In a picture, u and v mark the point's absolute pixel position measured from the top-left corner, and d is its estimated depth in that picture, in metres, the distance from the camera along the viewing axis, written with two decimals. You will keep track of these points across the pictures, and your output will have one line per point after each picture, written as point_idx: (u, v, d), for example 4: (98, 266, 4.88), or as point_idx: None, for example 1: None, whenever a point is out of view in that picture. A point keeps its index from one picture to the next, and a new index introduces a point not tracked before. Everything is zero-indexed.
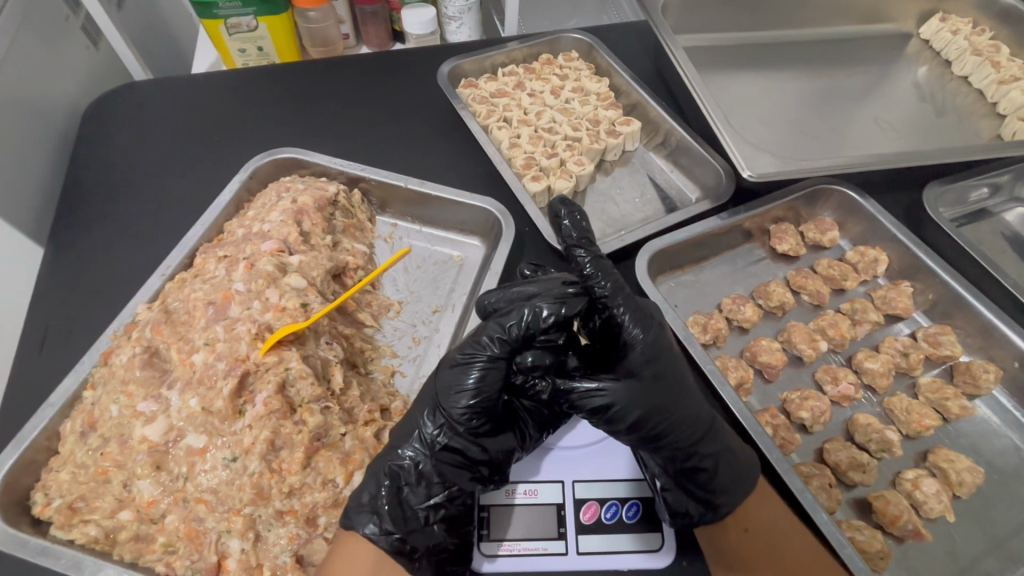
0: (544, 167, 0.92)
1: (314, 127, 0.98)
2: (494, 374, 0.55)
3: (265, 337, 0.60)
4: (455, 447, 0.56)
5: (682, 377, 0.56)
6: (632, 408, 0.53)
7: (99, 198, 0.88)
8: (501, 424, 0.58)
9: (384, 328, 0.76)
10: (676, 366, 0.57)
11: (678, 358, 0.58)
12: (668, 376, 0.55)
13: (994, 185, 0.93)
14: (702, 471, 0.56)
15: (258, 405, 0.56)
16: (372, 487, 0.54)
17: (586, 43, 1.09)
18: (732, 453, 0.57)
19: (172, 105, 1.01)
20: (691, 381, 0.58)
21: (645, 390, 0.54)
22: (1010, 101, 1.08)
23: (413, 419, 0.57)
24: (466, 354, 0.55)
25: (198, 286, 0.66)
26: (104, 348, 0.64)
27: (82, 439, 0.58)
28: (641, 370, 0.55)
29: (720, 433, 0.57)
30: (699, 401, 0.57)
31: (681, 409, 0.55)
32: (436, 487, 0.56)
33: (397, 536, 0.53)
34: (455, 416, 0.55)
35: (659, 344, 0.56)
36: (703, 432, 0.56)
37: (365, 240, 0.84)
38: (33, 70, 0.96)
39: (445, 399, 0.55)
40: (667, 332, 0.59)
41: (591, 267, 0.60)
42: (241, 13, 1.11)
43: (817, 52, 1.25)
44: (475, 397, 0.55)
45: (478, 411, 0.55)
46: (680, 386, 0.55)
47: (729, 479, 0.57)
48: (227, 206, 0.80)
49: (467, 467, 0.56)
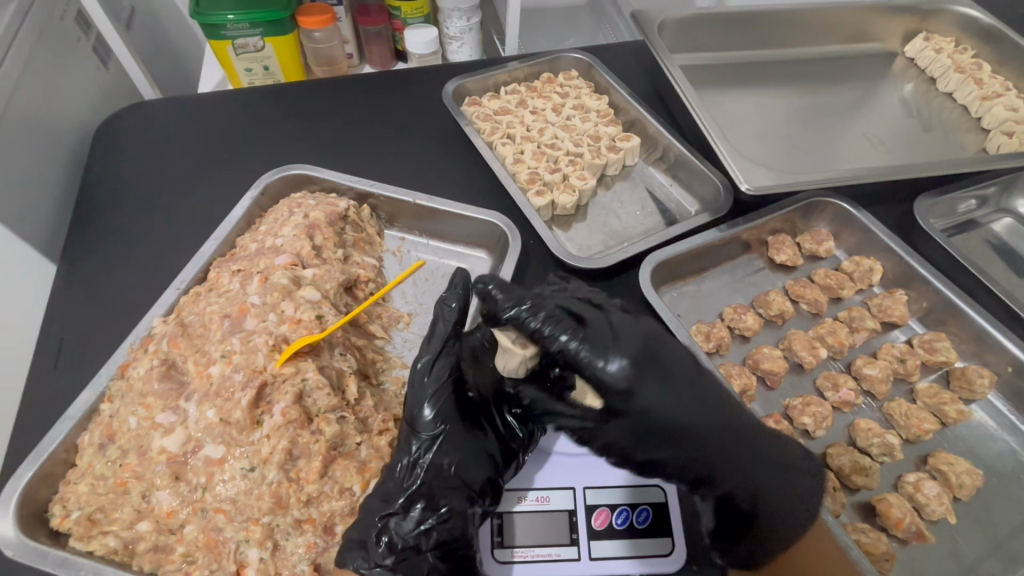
0: (548, 182, 0.95)
1: (322, 145, 1.00)
2: (444, 364, 0.61)
3: (282, 348, 0.61)
4: (441, 465, 0.57)
5: (692, 410, 0.59)
6: (640, 448, 0.60)
7: (111, 214, 0.90)
8: (483, 440, 0.60)
9: (394, 339, 0.78)
10: (682, 401, 0.59)
11: (683, 386, 0.60)
12: (672, 412, 0.59)
13: (982, 196, 0.97)
14: (735, 498, 0.60)
15: (276, 415, 0.57)
16: (368, 511, 0.55)
17: (585, 62, 1.12)
18: (764, 459, 0.60)
19: (182, 124, 1.03)
20: (705, 409, 0.60)
21: (637, 426, 0.59)
22: (993, 116, 1.13)
23: (395, 457, 0.58)
24: (418, 385, 0.60)
25: (213, 299, 0.68)
26: (121, 361, 0.65)
27: (101, 451, 0.59)
28: (629, 412, 0.59)
29: (750, 459, 0.59)
30: (715, 434, 0.59)
31: (689, 446, 0.59)
32: (428, 510, 0.55)
33: (390, 563, 0.52)
34: (429, 428, 0.58)
35: (654, 380, 0.59)
36: (726, 464, 0.59)
37: (374, 254, 0.86)
38: (46, 90, 0.98)
39: (415, 418, 0.59)
40: (666, 361, 0.60)
41: (541, 325, 0.59)
42: (249, 34, 1.14)
43: (808, 70, 1.29)
44: (438, 408, 0.59)
45: (447, 420, 0.59)
46: (687, 420, 0.59)
47: (770, 494, 0.59)
48: (239, 221, 0.81)
49: (454, 486, 0.56)
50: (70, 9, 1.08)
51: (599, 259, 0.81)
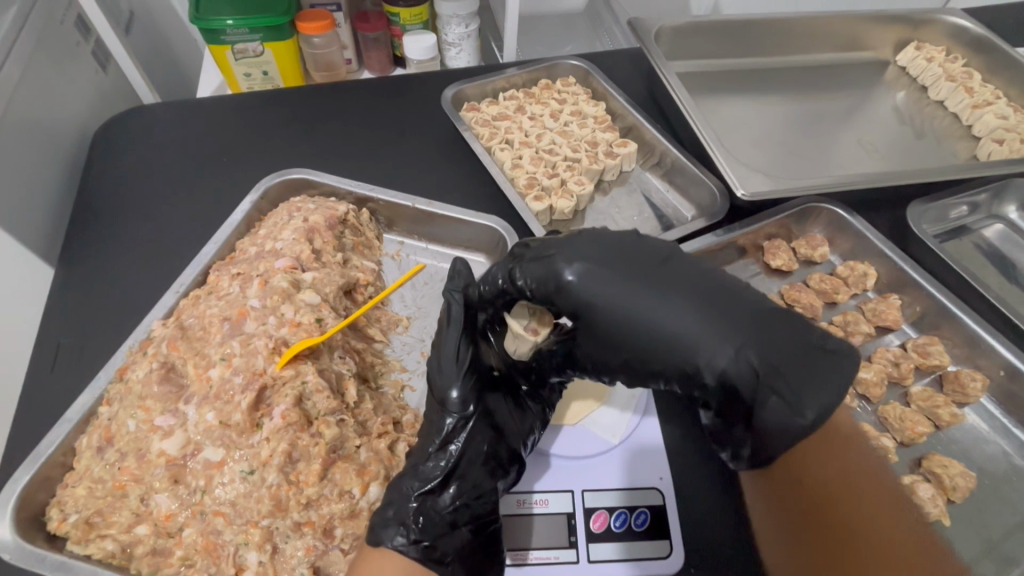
0: (546, 187, 0.96)
1: (321, 149, 1.01)
2: (466, 347, 0.64)
3: (282, 351, 0.61)
4: (473, 443, 0.61)
5: (651, 292, 0.56)
6: (615, 356, 0.58)
7: (109, 217, 0.90)
8: (506, 419, 0.63)
9: (393, 343, 0.78)
10: (628, 286, 0.56)
11: (642, 276, 0.56)
12: (618, 296, 0.56)
13: (973, 203, 0.98)
14: (726, 382, 0.52)
15: (276, 418, 0.57)
16: (402, 494, 0.57)
17: (583, 69, 1.13)
18: (758, 331, 0.51)
19: (181, 128, 1.04)
20: (669, 288, 0.55)
21: (597, 328, 0.58)
22: (983, 124, 1.15)
23: (424, 441, 0.61)
24: (441, 370, 0.62)
25: (213, 302, 0.68)
26: (119, 364, 0.65)
27: (99, 454, 0.59)
28: (590, 317, 0.58)
29: (728, 329, 0.52)
30: (685, 314, 0.54)
31: (654, 335, 0.55)
32: (463, 488, 0.59)
33: (425, 544, 0.55)
34: (459, 409, 0.61)
35: (597, 272, 0.57)
36: (698, 344, 0.52)
37: (373, 257, 0.86)
38: (44, 93, 0.98)
39: (444, 400, 0.62)
40: (615, 252, 0.59)
41: (524, 279, 0.60)
42: (249, 39, 1.15)
43: (802, 78, 1.31)
44: (464, 391, 0.61)
45: (474, 402, 0.62)
46: (638, 300, 0.55)
47: (776, 373, 0.49)
48: (239, 225, 0.82)
49: (486, 464, 0.60)
50: (70, 13, 1.09)
51: None
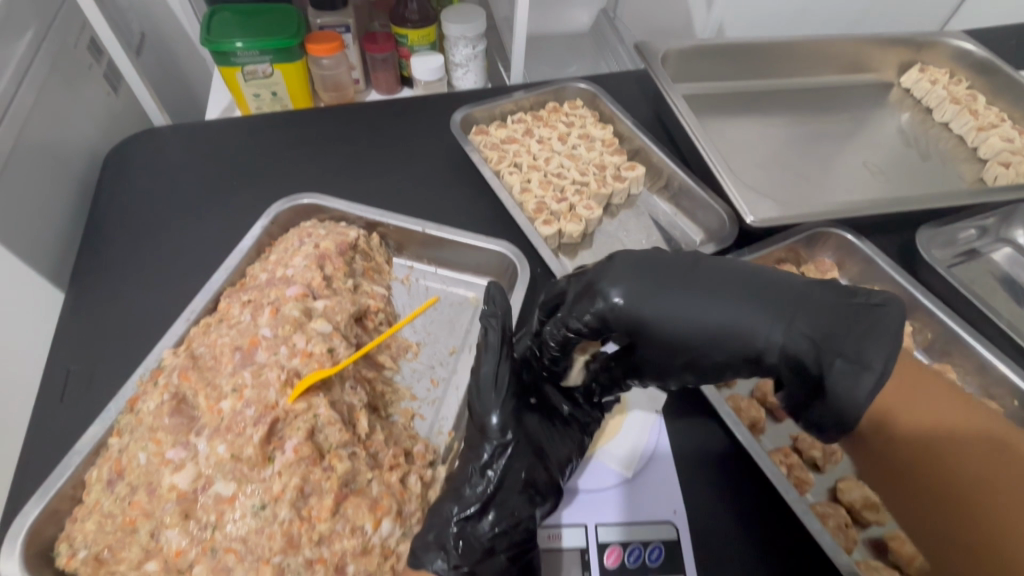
0: (555, 212, 0.96)
1: (330, 172, 1.01)
2: (506, 371, 0.65)
3: (294, 383, 0.61)
4: (512, 470, 0.61)
5: (690, 295, 0.54)
6: (670, 361, 0.56)
7: (119, 242, 0.90)
8: (547, 444, 0.64)
9: (403, 370, 0.78)
10: (671, 295, 0.54)
11: (683, 280, 0.54)
12: (664, 300, 0.54)
13: (981, 227, 0.98)
14: (794, 362, 0.49)
15: (288, 452, 0.57)
16: (443, 517, 0.59)
17: (590, 92, 1.14)
18: (800, 302, 0.50)
19: (192, 151, 1.04)
20: (711, 280, 0.54)
21: (649, 339, 0.56)
22: (989, 147, 1.15)
23: (465, 469, 0.63)
24: (483, 395, 0.64)
25: (224, 331, 0.68)
26: (129, 394, 0.65)
27: (108, 488, 0.58)
28: (636, 333, 0.56)
29: (778, 309, 0.50)
30: (734, 303, 0.51)
31: (710, 333, 0.52)
32: (501, 514, 0.60)
33: (464, 569, 0.57)
34: (498, 435, 0.63)
35: (634, 287, 0.56)
36: (753, 329, 0.50)
37: (383, 282, 0.86)
38: (56, 118, 0.99)
39: (484, 426, 0.63)
40: (646, 264, 0.57)
41: (551, 337, 0.62)
42: (258, 61, 1.16)
43: (807, 100, 1.32)
44: (503, 417, 0.63)
45: (513, 428, 0.63)
46: (686, 299, 0.54)
47: (829, 338, 0.47)
48: (249, 250, 0.82)
49: (524, 491, 0.61)
50: (83, 37, 1.10)
51: None
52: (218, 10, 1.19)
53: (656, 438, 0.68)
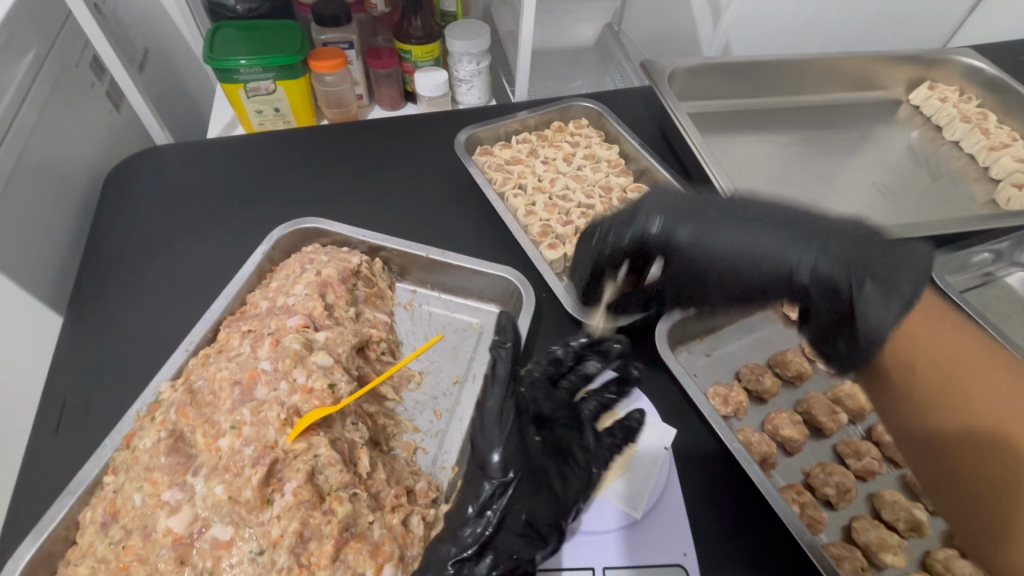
0: (560, 235, 0.94)
1: (332, 194, 1.00)
2: (510, 405, 0.66)
3: (294, 422, 0.60)
4: (512, 511, 0.60)
5: (732, 223, 0.62)
6: (702, 276, 0.64)
7: (118, 265, 0.89)
8: (552, 482, 0.62)
9: (405, 401, 0.76)
10: (715, 224, 0.62)
11: (727, 209, 0.63)
12: (707, 224, 0.62)
13: (995, 251, 0.96)
14: (823, 284, 0.58)
15: (287, 494, 0.55)
16: (440, 560, 0.57)
17: (595, 111, 1.13)
18: (827, 232, 0.60)
19: (193, 171, 1.03)
20: (755, 214, 0.62)
21: (685, 264, 0.64)
22: (1001, 167, 1.13)
23: (463, 508, 0.61)
24: (488, 429, 0.64)
25: (223, 363, 0.66)
26: (126, 430, 0.64)
27: (103, 530, 0.57)
28: (671, 254, 0.65)
29: (814, 238, 0.59)
30: (772, 233, 0.60)
31: (754, 255, 0.60)
32: (499, 557, 0.58)
33: None
34: (499, 474, 0.61)
35: (676, 217, 0.64)
36: (787, 252, 0.59)
37: (385, 308, 0.85)
38: (58, 138, 0.98)
39: (484, 465, 0.62)
40: (690, 201, 0.65)
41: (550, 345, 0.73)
42: (261, 78, 1.15)
43: (814, 117, 1.31)
44: (506, 451, 0.62)
45: (515, 465, 0.61)
46: (728, 227, 0.62)
47: (861, 267, 0.56)
48: (250, 277, 0.80)
49: (523, 532, 0.59)
50: (85, 55, 1.09)
51: (613, 317, 0.80)
52: (222, 27, 1.18)
53: (666, 478, 0.68)
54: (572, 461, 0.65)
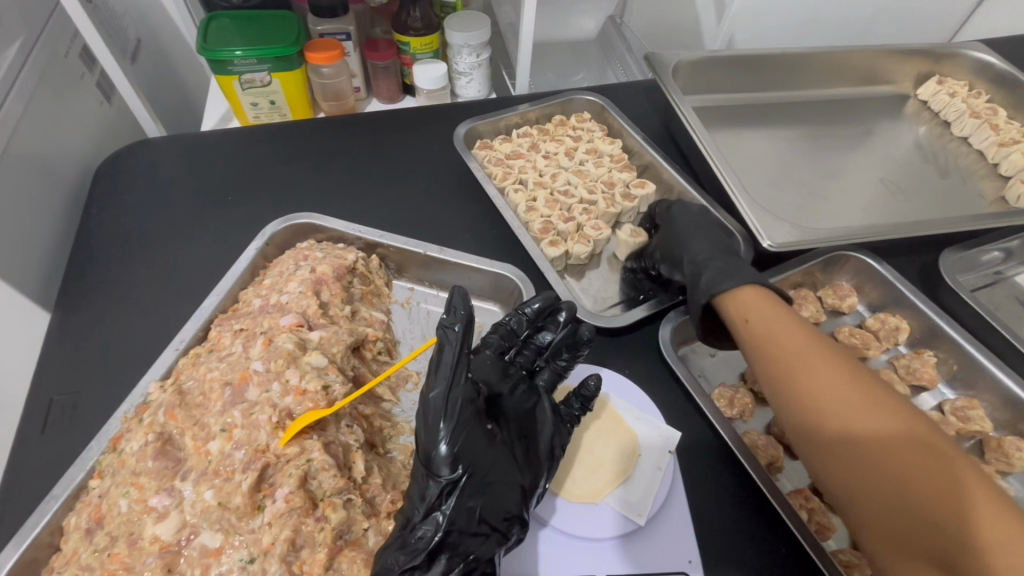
0: (561, 231, 0.92)
1: (328, 190, 0.97)
2: (460, 394, 0.57)
3: (286, 425, 0.57)
4: (463, 509, 0.55)
5: (693, 226, 0.83)
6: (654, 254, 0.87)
7: (107, 261, 0.86)
8: (505, 474, 0.58)
9: (402, 402, 0.74)
10: (682, 219, 0.85)
11: (702, 223, 0.84)
12: (676, 219, 0.86)
13: (1006, 249, 0.94)
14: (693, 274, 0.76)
15: (279, 501, 0.53)
16: (387, 569, 0.52)
17: (597, 104, 1.10)
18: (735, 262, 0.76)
19: (186, 165, 1.01)
20: (717, 232, 0.83)
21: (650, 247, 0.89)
22: (1012, 163, 1.11)
23: (410, 506, 0.57)
24: (432, 422, 0.55)
25: (214, 364, 0.64)
26: (114, 432, 0.62)
27: (88, 537, 0.55)
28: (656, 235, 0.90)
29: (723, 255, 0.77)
30: (706, 242, 0.80)
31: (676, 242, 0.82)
32: (454, 559, 0.54)
33: None
34: (447, 472, 0.55)
35: (674, 209, 0.88)
36: (693, 248, 0.79)
37: (382, 306, 0.83)
38: (47, 131, 0.95)
39: (430, 464, 0.55)
40: (694, 211, 0.87)
41: (507, 317, 0.71)
42: (255, 69, 1.11)
43: (820, 112, 1.28)
44: (452, 445, 0.55)
45: (464, 460, 0.55)
46: (693, 221, 0.84)
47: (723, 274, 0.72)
48: (243, 274, 0.78)
49: (479, 530, 0.55)
50: (74, 46, 1.06)
51: (611, 319, 0.79)
52: (216, 17, 1.15)
53: (671, 484, 0.67)
54: (533, 445, 0.62)
